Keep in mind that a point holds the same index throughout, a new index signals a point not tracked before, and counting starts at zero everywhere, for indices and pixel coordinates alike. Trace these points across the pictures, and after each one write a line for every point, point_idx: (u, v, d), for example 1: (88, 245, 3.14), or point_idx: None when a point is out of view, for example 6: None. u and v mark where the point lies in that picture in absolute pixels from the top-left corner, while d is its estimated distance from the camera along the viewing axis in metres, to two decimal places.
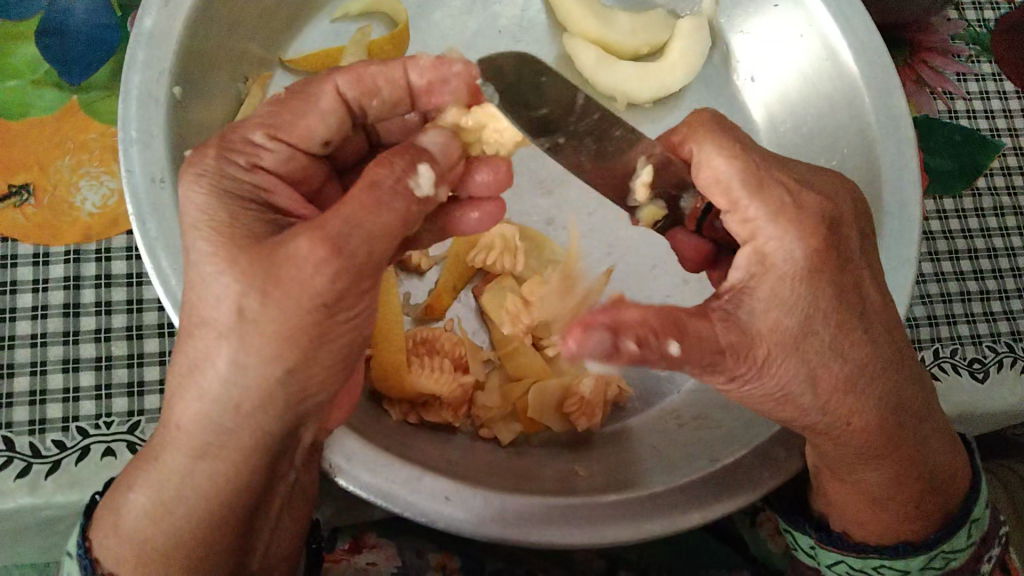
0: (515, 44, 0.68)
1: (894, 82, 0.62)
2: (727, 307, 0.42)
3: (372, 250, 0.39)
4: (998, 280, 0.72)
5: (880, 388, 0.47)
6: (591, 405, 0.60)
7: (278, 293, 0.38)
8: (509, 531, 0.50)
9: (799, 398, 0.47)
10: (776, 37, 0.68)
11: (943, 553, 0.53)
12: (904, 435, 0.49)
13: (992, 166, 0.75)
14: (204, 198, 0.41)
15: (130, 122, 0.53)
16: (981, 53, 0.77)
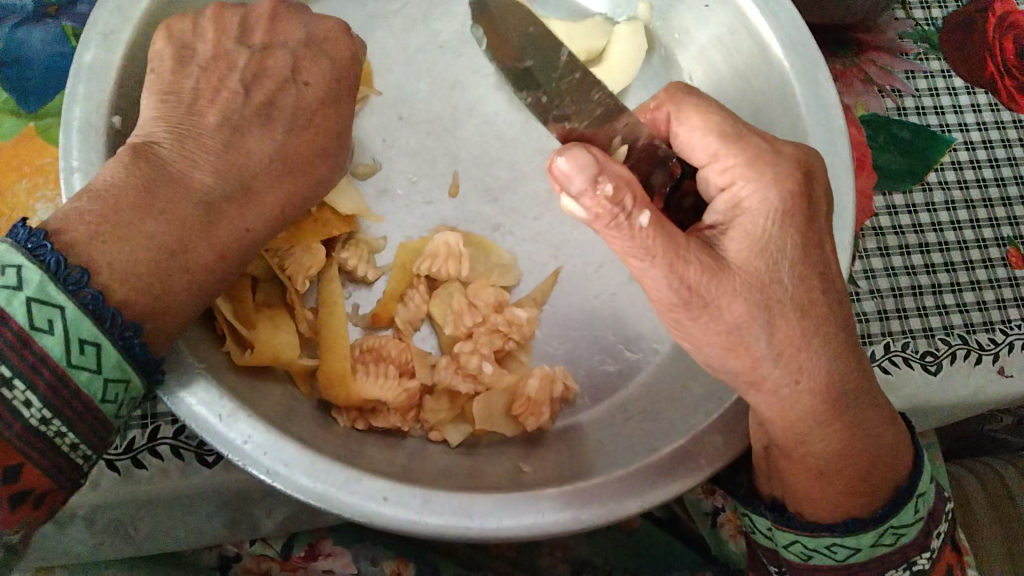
0: (457, 57, 0.70)
1: (822, 72, 0.63)
2: (644, 217, 0.44)
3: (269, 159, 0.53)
4: (950, 273, 0.72)
5: (807, 345, 0.48)
6: (536, 404, 0.60)
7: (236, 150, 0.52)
8: (448, 525, 0.50)
9: (734, 345, 0.47)
10: (710, 34, 0.69)
11: (892, 529, 0.52)
12: (842, 402, 0.50)
13: (943, 161, 0.75)
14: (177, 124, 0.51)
15: (72, 152, 0.54)
16: (929, 50, 0.78)
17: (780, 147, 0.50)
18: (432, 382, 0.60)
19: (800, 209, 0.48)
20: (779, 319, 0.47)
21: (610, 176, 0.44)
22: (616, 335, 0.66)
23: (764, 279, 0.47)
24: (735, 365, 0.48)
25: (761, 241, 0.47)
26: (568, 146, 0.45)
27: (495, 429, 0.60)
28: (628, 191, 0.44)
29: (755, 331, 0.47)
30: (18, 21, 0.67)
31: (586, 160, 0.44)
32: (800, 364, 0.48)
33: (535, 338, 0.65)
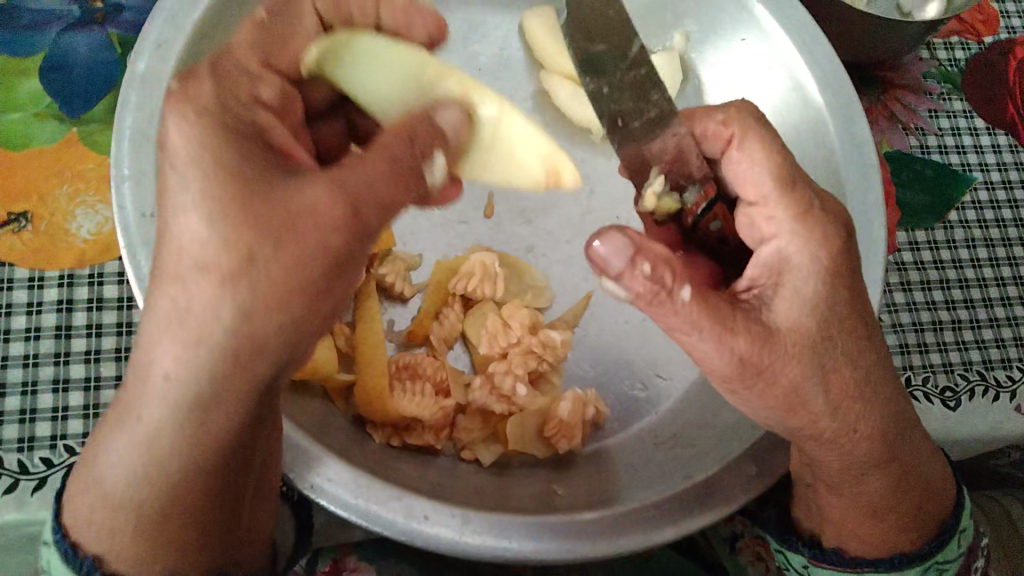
0: (494, 80, 0.71)
1: (856, 109, 0.64)
2: (684, 291, 0.45)
3: (374, 210, 0.38)
4: (970, 310, 0.73)
5: (861, 394, 0.49)
6: (570, 426, 0.61)
7: (291, 243, 0.36)
8: (486, 547, 0.51)
9: (785, 407, 0.48)
10: (744, 67, 0.70)
11: (936, 563, 0.54)
12: (895, 443, 0.51)
13: (964, 200, 0.77)
14: (196, 133, 0.38)
15: (124, 160, 0.55)
16: (952, 91, 0.79)
17: (828, 202, 0.50)
18: (466, 401, 0.62)
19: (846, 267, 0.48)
20: (833, 375, 0.47)
21: (647, 256, 0.44)
22: (646, 360, 0.67)
23: (818, 343, 0.47)
24: (792, 423, 0.49)
25: (814, 302, 0.47)
26: (605, 228, 0.45)
27: (528, 450, 0.61)
28: (666, 267, 0.45)
29: (809, 389, 0.47)
30: (65, 27, 0.68)
31: (619, 243, 0.44)
32: (852, 415, 0.49)
33: (566, 361, 0.65)
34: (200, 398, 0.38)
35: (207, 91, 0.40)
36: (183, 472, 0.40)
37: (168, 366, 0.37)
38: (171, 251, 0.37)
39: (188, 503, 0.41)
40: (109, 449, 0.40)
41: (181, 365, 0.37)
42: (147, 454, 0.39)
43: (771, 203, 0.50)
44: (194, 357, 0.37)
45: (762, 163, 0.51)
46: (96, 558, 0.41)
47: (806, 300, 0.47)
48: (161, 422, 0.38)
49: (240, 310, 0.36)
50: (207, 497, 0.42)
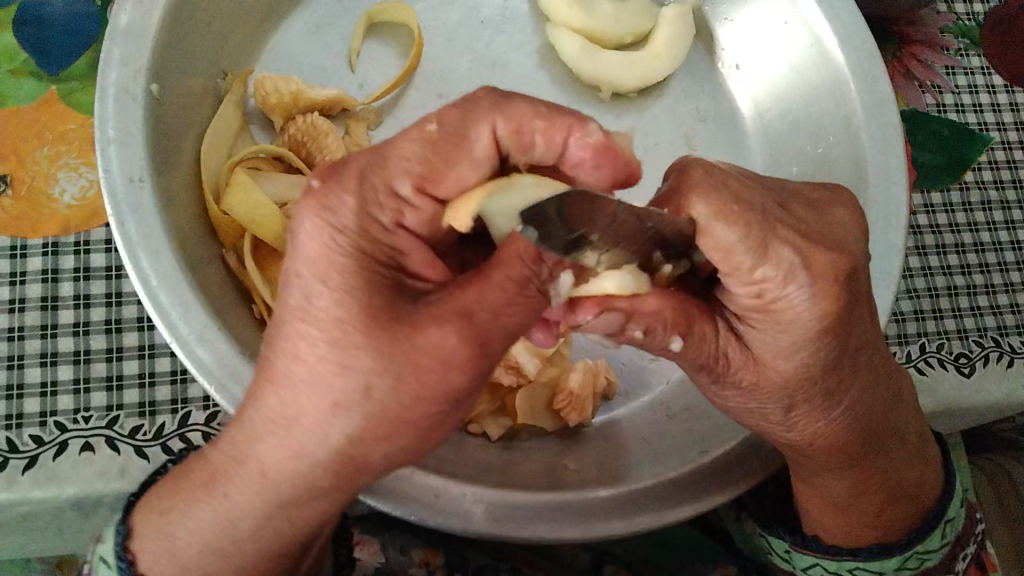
0: (498, 34, 0.67)
1: (878, 67, 0.62)
2: (674, 344, 0.42)
3: (500, 340, 0.36)
4: (985, 275, 0.71)
5: (822, 414, 0.46)
6: (581, 400, 0.59)
7: (413, 380, 0.35)
8: (498, 527, 0.49)
9: (750, 412, 0.47)
10: (761, 24, 0.67)
11: (919, 554, 0.53)
12: (860, 451, 0.49)
13: (980, 160, 0.74)
14: (334, 257, 0.36)
15: (108, 120, 0.51)
16: (970, 46, 0.76)
17: (814, 251, 0.40)
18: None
19: (837, 309, 0.41)
20: (798, 400, 0.44)
21: (642, 322, 0.40)
22: None
23: (788, 372, 0.43)
24: (754, 424, 0.48)
25: (792, 347, 0.42)
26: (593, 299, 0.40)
27: (536, 422, 0.59)
28: (659, 326, 0.41)
29: (772, 407, 0.45)
30: None
31: (608, 319, 0.40)
32: (814, 428, 0.46)
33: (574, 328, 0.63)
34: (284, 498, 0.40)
35: (348, 203, 0.37)
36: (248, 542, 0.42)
37: (266, 465, 0.39)
38: (282, 355, 0.36)
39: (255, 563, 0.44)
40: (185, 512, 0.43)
41: (278, 471, 0.38)
42: (225, 533, 0.42)
43: (747, 271, 0.40)
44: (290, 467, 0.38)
45: (732, 233, 0.39)
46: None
47: (781, 339, 0.42)
48: (238, 502, 0.41)
49: (346, 436, 0.36)
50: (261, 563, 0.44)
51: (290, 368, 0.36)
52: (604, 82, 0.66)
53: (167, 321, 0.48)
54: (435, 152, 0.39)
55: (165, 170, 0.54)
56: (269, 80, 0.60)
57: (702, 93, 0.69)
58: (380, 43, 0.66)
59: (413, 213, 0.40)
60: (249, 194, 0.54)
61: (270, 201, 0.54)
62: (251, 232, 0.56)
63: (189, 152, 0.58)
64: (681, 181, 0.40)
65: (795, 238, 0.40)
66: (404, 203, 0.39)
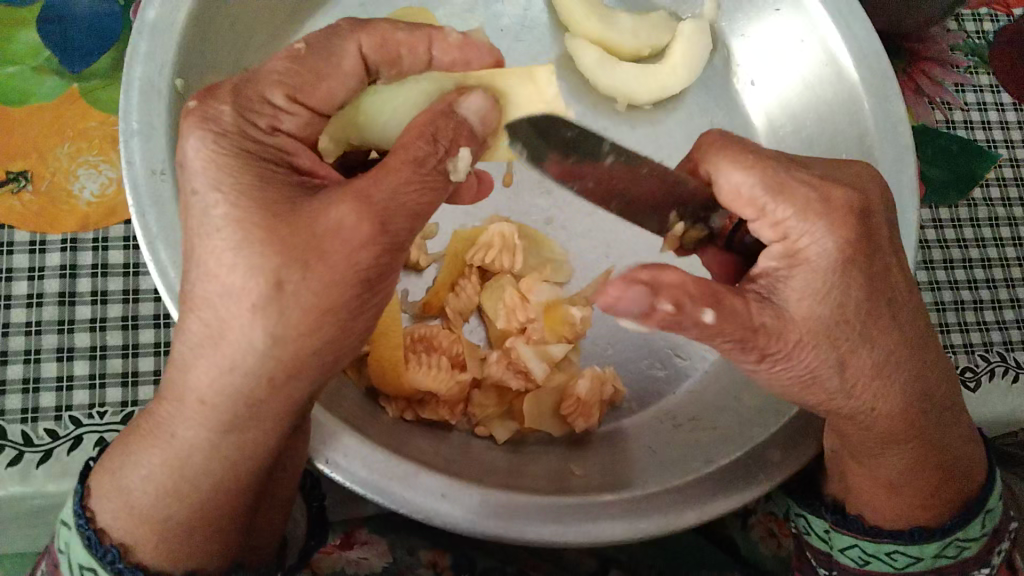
0: (516, 42, 0.68)
1: (892, 87, 0.62)
2: (707, 315, 0.42)
3: (402, 218, 0.39)
4: (991, 290, 0.72)
5: (878, 375, 0.47)
6: (587, 406, 0.60)
7: (321, 264, 0.38)
8: (505, 526, 0.50)
9: (802, 385, 0.47)
10: (776, 41, 0.68)
11: (958, 541, 0.53)
12: (918, 421, 0.49)
13: (988, 177, 0.75)
14: (219, 157, 0.40)
15: (131, 112, 0.52)
16: (979, 64, 0.77)
17: (830, 189, 0.46)
18: (482, 375, 0.60)
19: (858, 254, 0.45)
20: (848, 356, 0.45)
21: (667, 293, 0.40)
22: (663, 339, 0.65)
23: (831, 323, 0.45)
24: (807, 398, 0.48)
25: (824, 289, 0.44)
26: (614, 281, 0.40)
27: (542, 427, 0.60)
28: (684, 296, 0.41)
29: (823, 372, 0.46)
30: None
31: (636, 293, 0.40)
32: (871, 391, 0.47)
33: (584, 337, 0.64)
34: (232, 420, 0.40)
35: (227, 113, 0.42)
36: (211, 483, 0.42)
37: (203, 391, 0.40)
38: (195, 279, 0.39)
39: (207, 509, 0.43)
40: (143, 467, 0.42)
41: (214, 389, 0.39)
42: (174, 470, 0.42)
43: (767, 212, 0.46)
44: (221, 382, 0.39)
45: (752, 176, 0.47)
46: (121, 549, 0.42)
47: (811, 286, 0.45)
48: (185, 439, 0.41)
49: (272, 336, 0.38)
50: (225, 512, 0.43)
51: (207, 289, 0.39)
52: (619, 93, 0.67)
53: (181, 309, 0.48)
54: (305, 67, 0.44)
55: None
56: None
57: (716, 109, 0.69)
58: None
59: (290, 120, 0.44)
60: None
61: None
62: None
63: None
64: (707, 156, 0.48)
65: (808, 179, 0.46)
66: (279, 110, 0.44)
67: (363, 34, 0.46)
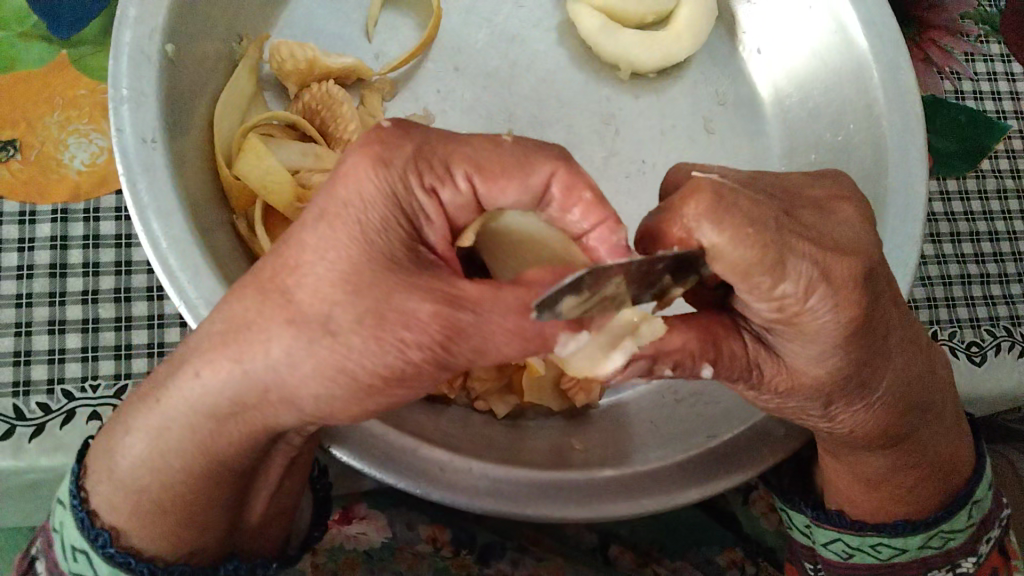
0: (517, 9, 0.66)
1: (903, 58, 0.61)
2: (706, 372, 0.40)
3: (469, 347, 0.34)
4: (999, 263, 0.71)
5: (863, 407, 0.44)
6: (589, 380, 0.58)
7: (373, 339, 0.33)
8: (505, 506, 0.49)
9: (788, 409, 0.45)
10: (784, 8, 0.66)
11: (942, 532, 0.52)
12: (900, 435, 0.48)
13: (997, 149, 0.74)
14: (368, 204, 0.34)
15: (122, 79, 0.51)
16: (991, 33, 0.75)
17: (835, 265, 0.37)
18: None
19: (861, 326, 0.38)
20: (840, 397, 0.43)
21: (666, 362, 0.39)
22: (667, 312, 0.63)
23: (825, 382, 0.41)
24: (788, 416, 0.46)
25: (826, 354, 0.40)
26: (617, 358, 0.39)
27: (544, 402, 0.58)
28: (687, 361, 0.40)
29: (812, 407, 0.43)
30: None
31: (635, 367, 0.39)
32: (854, 420, 0.45)
33: None
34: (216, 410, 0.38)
35: (405, 155, 0.36)
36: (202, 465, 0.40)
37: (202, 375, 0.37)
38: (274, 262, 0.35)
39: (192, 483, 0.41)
40: (129, 441, 0.41)
41: (213, 378, 0.36)
42: (157, 450, 0.40)
43: (767, 290, 0.37)
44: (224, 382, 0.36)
45: (745, 250, 0.36)
46: (112, 533, 0.42)
47: (818, 359, 0.40)
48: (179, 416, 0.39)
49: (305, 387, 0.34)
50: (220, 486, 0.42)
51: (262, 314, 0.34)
52: (622, 61, 0.65)
53: (173, 281, 0.47)
54: (501, 153, 0.37)
55: (177, 133, 0.53)
56: (285, 45, 0.59)
57: (722, 78, 0.68)
58: (397, 13, 0.65)
59: (451, 195, 0.37)
60: (263, 160, 0.54)
61: (281, 167, 0.54)
62: (262, 199, 0.55)
63: (202, 115, 0.57)
64: (687, 206, 0.36)
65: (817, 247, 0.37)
66: (449, 181, 0.37)
67: (564, 168, 0.37)
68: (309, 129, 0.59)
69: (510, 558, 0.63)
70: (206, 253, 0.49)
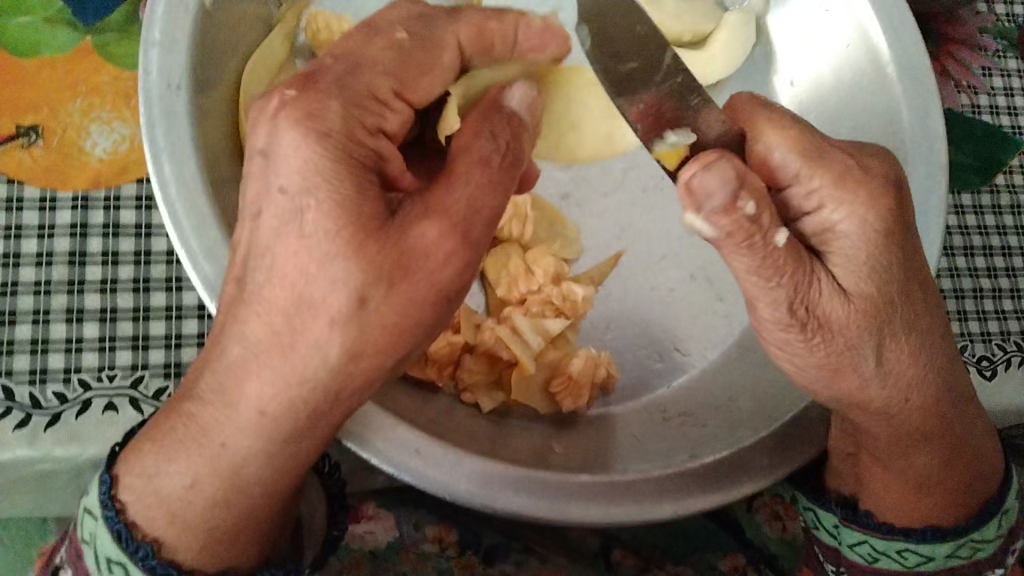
0: None
1: (929, 83, 0.60)
2: (780, 235, 0.42)
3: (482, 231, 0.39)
4: (1010, 278, 0.72)
5: (917, 365, 0.46)
6: (577, 386, 0.59)
7: (404, 285, 0.38)
8: (478, 492, 0.48)
9: (840, 371, 0.45)
10: (817, 40, 0.67)
11: (971, 542, 0.52)
12: (949, 418, 0.49)
13: (1012, 164, 0.74)
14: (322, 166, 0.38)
15: (155, 23, 0.50)
16: (1008, 49, 0.76)
17: (871, 163, 0.46)
18: (477, 341, 0.59)
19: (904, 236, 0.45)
20: (892, 346, 0.45)
21: (750, 193, 0.40)
22: (665, 329, 0.64)
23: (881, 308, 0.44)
24: (840, 390, 0.46)
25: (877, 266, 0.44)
26: (705, 156, 0.40)
27: (529, 401, 0.59)
28: (765, 206, 0.41)
29: (867, 354, 0.44)
30: None
31: (723, 169, 0.40)
32: (909, 384, 0.46)
33: (585, 318, 0.63)
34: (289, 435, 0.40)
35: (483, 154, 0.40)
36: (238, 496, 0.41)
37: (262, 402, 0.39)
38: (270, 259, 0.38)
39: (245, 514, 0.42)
40: (175, 462, 0.41)
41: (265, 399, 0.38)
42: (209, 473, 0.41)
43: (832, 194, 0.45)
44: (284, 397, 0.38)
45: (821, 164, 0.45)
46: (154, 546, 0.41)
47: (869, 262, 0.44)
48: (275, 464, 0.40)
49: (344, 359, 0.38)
50: (261, 508, 0.43)
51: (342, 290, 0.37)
52: None
53: (177, 228, 0.47)
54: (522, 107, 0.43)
55: (205, 87, 0.53)
56: (323, 15, 0.60)
57: None
58: None
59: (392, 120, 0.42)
60: None
61: None
62: None
63: (233, 70, 0.57)
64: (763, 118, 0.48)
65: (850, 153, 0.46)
66: (386, 108, 0.42)
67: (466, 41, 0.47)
68: None
69: (514, 560, 0.64)
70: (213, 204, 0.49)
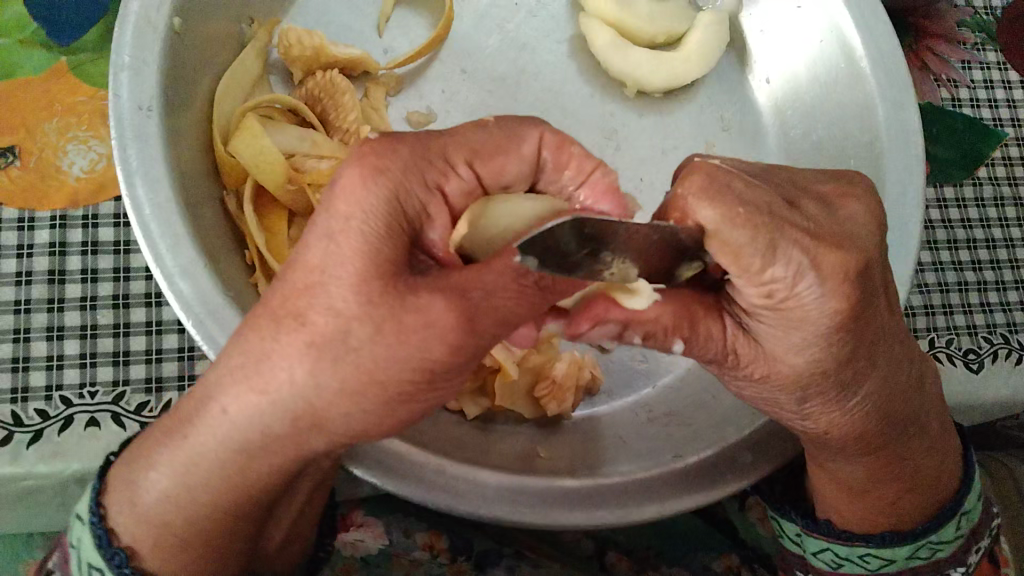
0: (531, 17, 0.66)
1: (904, 83, 0.61)
2: (677, 347, 0.41)
3: (489, 322, 0.35)
4: (995, 271, 0.71)
5: (844, 408, 0.44)
6: (562, 389, 0.58)
7: (395, 335, 0.33)
8: (436, 500, 0.48)
9: (768, 401, 0.45)
10: (794, 36, 0.66)
11: (930, 544, 0.52)
12: (886, 442, 0.48)
13: (993, 156, 0.74)
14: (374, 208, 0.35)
15: (124, 47, 0.51)
16: (987, 40, 0.76)
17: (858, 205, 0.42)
18: None
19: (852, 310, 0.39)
20: (816, 396, 0.43)
21: (636, 329, 0.41)
22: None
23: (809, 372, 0.41)
24: (765, 407, 0.46)
25: (795, 334, 0.39)
26: (578, 318, 0.41)
27: (516, 407, 0.58)
28: (662, 330, 0.41)
29: (789, 400, 0.44)
30: None
31: (605, 327, 0.41)
32: (832, 422, 0.45)
33: None
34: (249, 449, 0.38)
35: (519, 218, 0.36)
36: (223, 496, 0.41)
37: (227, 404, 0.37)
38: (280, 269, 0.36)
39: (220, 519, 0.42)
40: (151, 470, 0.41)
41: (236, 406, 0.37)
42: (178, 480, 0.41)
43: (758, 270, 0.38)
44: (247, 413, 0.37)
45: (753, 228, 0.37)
46: (128, 553, 0.42)
47: (797, 336, 0.39)
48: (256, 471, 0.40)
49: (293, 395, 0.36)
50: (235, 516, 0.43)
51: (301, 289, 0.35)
52: (630, 79, 0.65)
53: (153, 250, 0.48)
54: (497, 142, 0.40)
55: (175, 108, 0.53)
56: (293, 31, 0.60)
57: (728, 103, 0.68)
58: (410, 15, 0.65)
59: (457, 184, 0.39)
60: (256, 140, 0.54)
61: (275, 151, 0.54)
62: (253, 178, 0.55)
63: (205, 89, 0.58)
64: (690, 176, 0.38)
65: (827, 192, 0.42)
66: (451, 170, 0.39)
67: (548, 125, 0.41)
68: (310, 118, 0.59)
69: (508, 564, 0.63)
70: (188, 224, 0.49)
